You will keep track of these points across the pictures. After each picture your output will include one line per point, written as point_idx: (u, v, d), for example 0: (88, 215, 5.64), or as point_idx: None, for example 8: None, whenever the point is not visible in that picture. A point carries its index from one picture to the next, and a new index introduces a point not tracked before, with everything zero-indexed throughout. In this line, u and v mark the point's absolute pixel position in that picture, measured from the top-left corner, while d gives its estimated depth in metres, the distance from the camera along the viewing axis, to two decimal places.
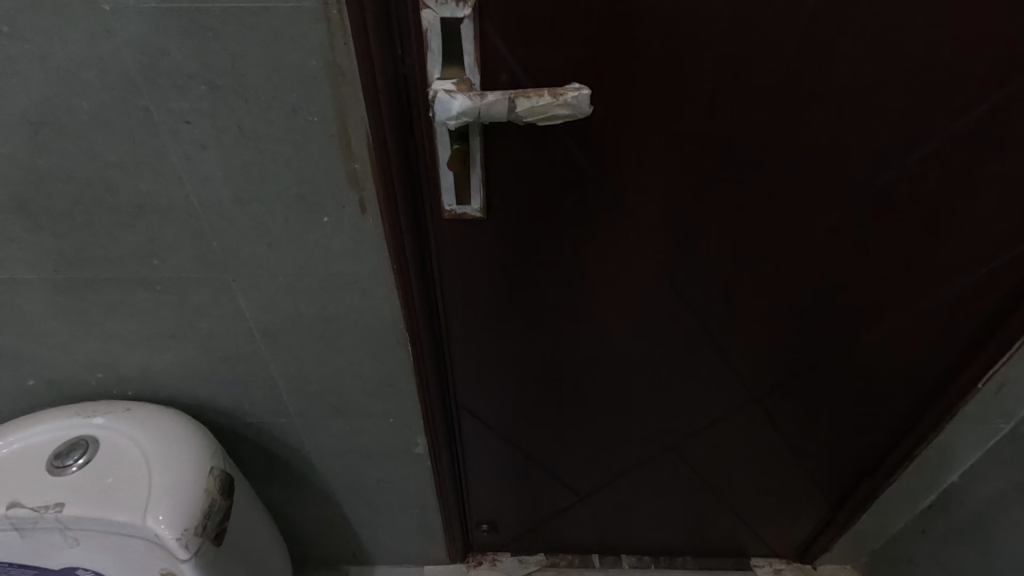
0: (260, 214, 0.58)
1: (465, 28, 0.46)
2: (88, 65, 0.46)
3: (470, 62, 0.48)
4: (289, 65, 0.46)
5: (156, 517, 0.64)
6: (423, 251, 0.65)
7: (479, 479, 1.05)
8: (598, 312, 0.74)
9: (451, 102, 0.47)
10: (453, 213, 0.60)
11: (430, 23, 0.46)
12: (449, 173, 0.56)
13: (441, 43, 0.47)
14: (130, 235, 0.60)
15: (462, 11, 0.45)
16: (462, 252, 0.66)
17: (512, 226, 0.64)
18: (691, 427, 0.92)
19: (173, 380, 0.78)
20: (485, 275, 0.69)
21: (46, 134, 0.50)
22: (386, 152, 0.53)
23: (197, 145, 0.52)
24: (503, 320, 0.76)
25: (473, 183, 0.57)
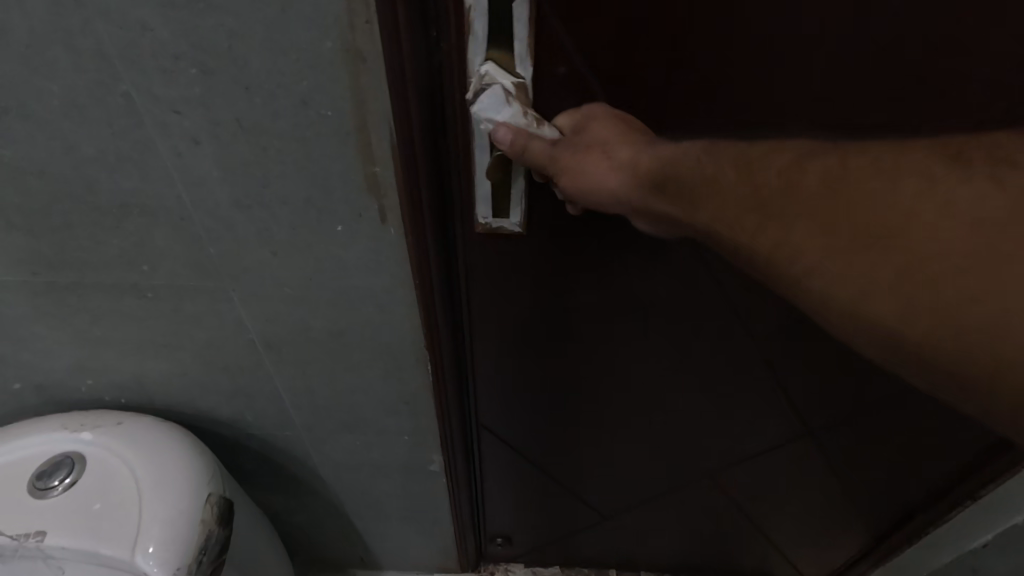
0: (263, 220, 0.49)
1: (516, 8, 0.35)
2: (54, 40, 0.37)
3: (522, 52, 0.38)
4: (298, 47, 0.37)
5: (145, 552, 0.58)
6: (450, 260, 0.57)
7: (496, 493, 0.99)
8: (640, 332, 0.66)
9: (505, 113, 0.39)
10: (487, 228, 0.54)
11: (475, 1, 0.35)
12: (486, 185, 0.49)
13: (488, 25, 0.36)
14: (115, 238, 0.52)
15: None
16: (495, 262, 0.59)
17: (551, 240, 0.57)
18: (730, 454, 0.85)
19: (169, 389, 0.72)
20: (518, 290, 0.62)
21: (11, 121, 0.42)
22: (417, 161, 0.45)
23: (190, 139, 0.43)
24: (534, 337, 0.68)
25: (513, 195, 0.51)
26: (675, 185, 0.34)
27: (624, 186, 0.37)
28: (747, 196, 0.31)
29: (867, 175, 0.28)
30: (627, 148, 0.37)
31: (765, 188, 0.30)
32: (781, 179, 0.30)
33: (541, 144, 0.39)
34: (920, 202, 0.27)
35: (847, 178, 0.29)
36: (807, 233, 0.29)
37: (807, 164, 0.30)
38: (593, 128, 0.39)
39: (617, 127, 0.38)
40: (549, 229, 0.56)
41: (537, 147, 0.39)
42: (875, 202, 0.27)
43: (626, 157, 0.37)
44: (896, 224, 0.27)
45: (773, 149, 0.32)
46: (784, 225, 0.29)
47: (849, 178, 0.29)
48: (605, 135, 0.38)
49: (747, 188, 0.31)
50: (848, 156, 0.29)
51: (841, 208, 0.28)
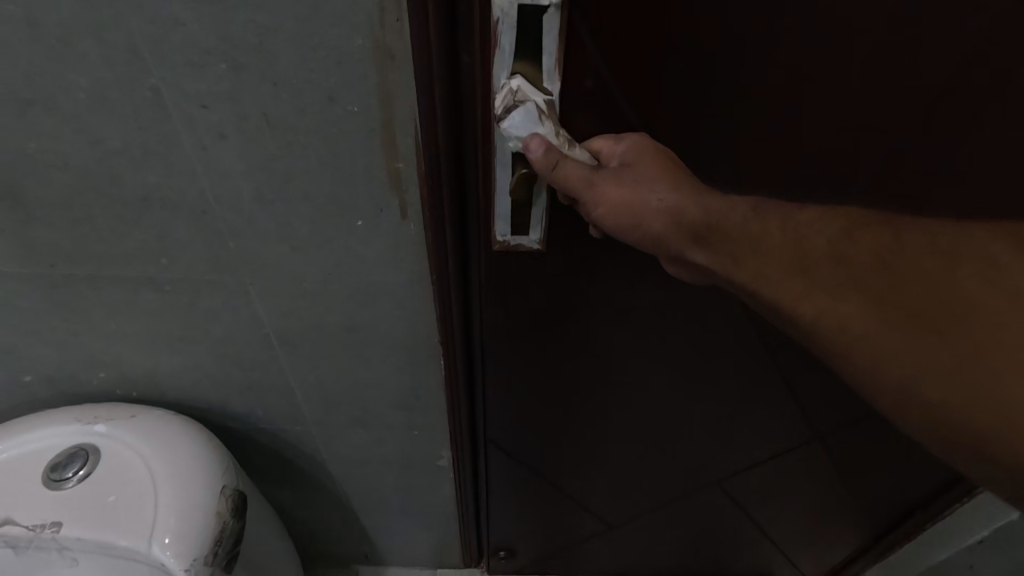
0: (284, 215, 0.50)
1: (546, 17, 0.31)
2: (86, 34, 0.37)
3: (552, 63, 0.33)
4: (328, 44, 0.38)
5: (162, 542, 0.59)
6: (466, 271, 0.56)
7: (500, 504, 0.99)
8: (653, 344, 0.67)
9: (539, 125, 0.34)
10: (506, 246, 0.51)
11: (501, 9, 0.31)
12: (507, 203, 0.47)
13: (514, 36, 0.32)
14: (135, 231, 0.52)
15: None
16: (510, 284, 0.58)
17: (570, 252, 0.55)
18: (734, 459, 0.86)
19: (180, 383, 0.72)
20: (531, 305, 0.61)
21: (38, 115, 0.42)
22: (440, 165, 0.44)
23: (215, 134, 0.43)
24: (546, 354, 0.68)
25: (535, 214, 0.48)
26: (714, 236, 0.33)
27: (660, 232, 0.35)
28: (795, 259, 0.31)
29: (917, 247, 0.31)
30: (669, 189, 0.34)
31: (816, 250, 0.31)
32: (831, 246, 0.31)
33: (579, 166, 0.34)
34: (969, 283, 0.29)
35: (898, 253, 0.30)
36: (858, 299, 0.30)
37: (857, 232, 0.32)
38: (634, 161, 0.35)
39: (656, 161, 0.35)
40: (567, 241, 0.54)
41: (574, 170, 0.34)
42: (924, 278, 0.29)
43: (666, 200, 0.34)
44: (946, 305, 0.29)
45: (824, 215, 0.33)
46: (838, 294, 0.30)
47: (900, 250, 0.31)
48: (645, 170, 0.34)
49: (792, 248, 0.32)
50: (898, 232, 0.31)
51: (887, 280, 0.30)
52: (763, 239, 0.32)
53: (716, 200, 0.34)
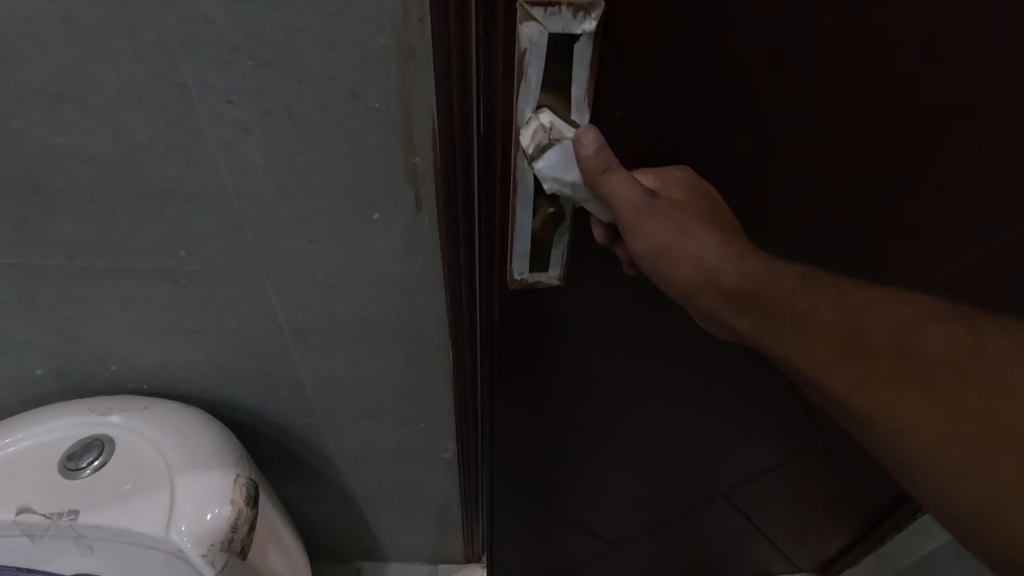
0: (304, 208, 0.52)
1: (578, 48, 0.30)
2: (119, 30, 0.39)
3: (581, 95, 0.31)
4: (352, 42, 0.40)
5: (179, 529, 0.60)
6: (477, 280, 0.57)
7: (504, 525, 1.00)
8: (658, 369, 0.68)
9: (571, 159, 0.33)
10: (524, 282, 0.53)
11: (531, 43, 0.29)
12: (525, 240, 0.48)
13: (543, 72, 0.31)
14: (156, 223, 0.54)
15: (582, 23, 0.28)
16: (523, 315, 0.59)
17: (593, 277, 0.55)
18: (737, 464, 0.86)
19: (192, 376, 0.73)
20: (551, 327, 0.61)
21: (67, 109, 0.44)
22: (453, 164, 0.46)
23: (239, 129, 0.45)
24: (555, 381, 0.69)
25: (554, 253, 0.50)
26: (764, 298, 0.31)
27: (699, 284, 0.34)
28: (848, 337, 0.30)
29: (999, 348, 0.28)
30: (718, 245, 0.33)
31: (877, 333, 0.29)
32: (894, 336, 0.29)
33: (633, 192, 0.33)
34: None
35: (982, 356, 0.28)
36: (916, 391, 0.28)
37: (927, 326, 0.29)
38: (685, 205, 0.34)
39: (709, 215, 0.34)
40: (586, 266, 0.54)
41: (625, 191, 0.32)
42: (998, 381, 0.27)
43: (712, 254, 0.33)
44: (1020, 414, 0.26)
45: (885, 298, 0.31)
46: (895, 384, 0.28)
47: (979, 350, 0.28)
48: (694, 217, 0.34)
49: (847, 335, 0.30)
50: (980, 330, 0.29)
51: (954, 377, 0.28)
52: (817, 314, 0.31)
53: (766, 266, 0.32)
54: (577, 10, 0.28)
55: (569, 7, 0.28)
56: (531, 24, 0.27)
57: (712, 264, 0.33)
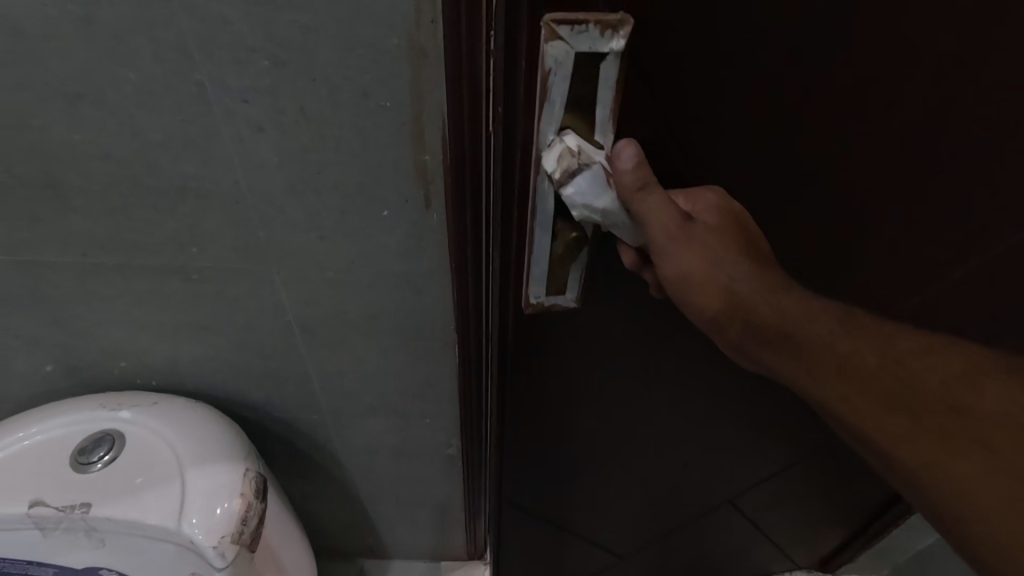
0: (315, 205, 0.53)
1: (604, 67, 0.26)
2: (138, 31, 0.40)
3: (605, 117, 0.28)
4: (365, 43, 0.41)
5: (190, 521, 0.61)
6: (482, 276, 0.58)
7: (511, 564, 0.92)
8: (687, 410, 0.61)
9: (602, 184, 0.29)
10: (540, 308, 0.39)
11: (557, 63, 0.25)
12: (544, 263, 0.35)
13: (568, 90, 0.26)
14: (169, 219, 0.55)
15: (610, 42, 0.25)
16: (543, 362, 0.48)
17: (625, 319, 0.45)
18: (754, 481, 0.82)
19: (200, 372, 0.74)
20: (575, 376, 0.51)
21: (85, 107, 0.45)
22: (464, 173, 0.48)
23: (253, 127, 0.46)
24: (578, 426, 0.60)
25: (577, 274, 0.37)
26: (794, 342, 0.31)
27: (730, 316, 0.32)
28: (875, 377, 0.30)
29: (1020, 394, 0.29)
30: (754, 280, 0.32)
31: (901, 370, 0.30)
32: (945, 389, 0.30)
33: (669, 216, 0.30)
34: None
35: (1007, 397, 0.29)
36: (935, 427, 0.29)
37: (981, 381, 0.30)
38: (722, 231, 0.31)
39: (745, 243, 0.32)
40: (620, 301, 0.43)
41: (660, 214, 0.29)
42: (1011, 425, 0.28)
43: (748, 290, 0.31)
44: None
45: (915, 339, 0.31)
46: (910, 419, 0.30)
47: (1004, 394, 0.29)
48: (726, 243, 0.32)
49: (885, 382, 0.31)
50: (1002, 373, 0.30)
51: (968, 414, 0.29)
52: (858, 361, 0.31)
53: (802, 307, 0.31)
54: (604, 26, 0.24)
55: (595, 24, 0.24)
56: (557, 44, 0.25)
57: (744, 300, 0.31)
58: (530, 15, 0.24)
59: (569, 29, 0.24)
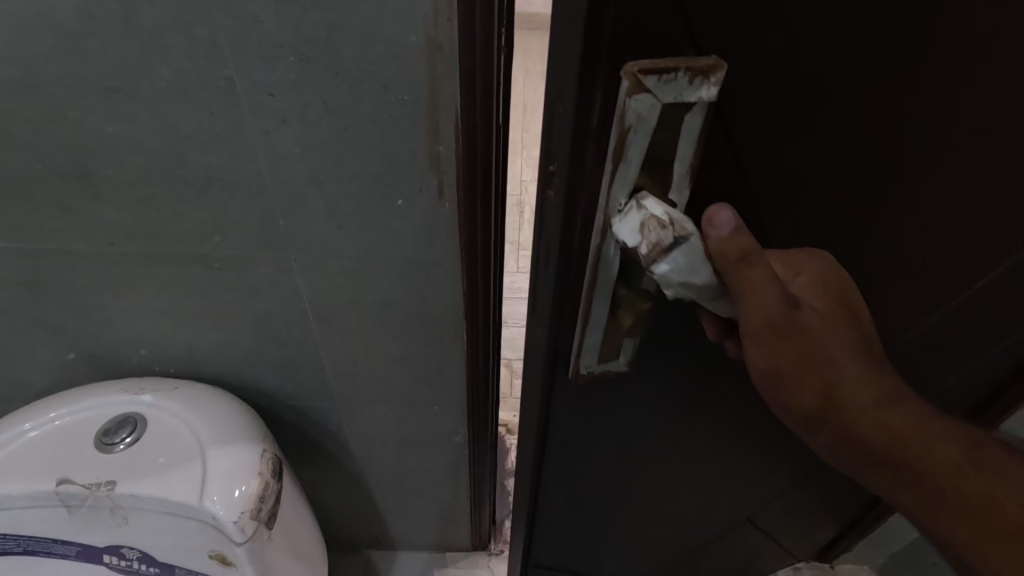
0: (334, 194, 0.55)
1: (690, 116, 0.29)
2: (174, 28, 0.43)
3: (679, 172, 0.31)
4: (386, 39, 0.44)
5: (212, 497, 0.63)
6: (489, 257, 0.62)
7: None
8: (711, 436, 0.62)
9: (699, 258, 0.31)
10: (591, 374, 0.44)
11: (640, 118, 0.28)
12: (598, 332, 0.40)
13: (648, 142, 0.29)
14: (194, 210, 0.57)
15: (699, 87, 0.27)
16: (586, 402, 0.50)
17: (660, 377, 0.49)
18: (770, 491, 0.82)
19: (217, 360, 0.76)
20: (613, 408, 0.52)
21: (121, 101, 0.47)
22: (474, 163, 0.52)
23: (278, 119, 0.49)
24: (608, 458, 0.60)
25: (628, 343, 0.42)
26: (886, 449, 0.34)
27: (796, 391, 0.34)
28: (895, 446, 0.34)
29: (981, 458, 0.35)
30: (855, 378, 0.33)
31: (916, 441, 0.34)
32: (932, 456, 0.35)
33: (770, 301, 0.31)
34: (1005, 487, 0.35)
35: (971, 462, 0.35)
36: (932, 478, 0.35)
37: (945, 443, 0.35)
38: (829, 324, 0.33)
39: (851, 335, 0.34)
40: (666, 353, 0.46)
41: (756, 293, 0.31)
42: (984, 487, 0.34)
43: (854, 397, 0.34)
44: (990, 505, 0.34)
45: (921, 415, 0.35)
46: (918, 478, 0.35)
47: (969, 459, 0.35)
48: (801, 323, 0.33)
49: (968, 490, 0.34)
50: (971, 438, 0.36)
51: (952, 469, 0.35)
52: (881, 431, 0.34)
53: (896, 415, 0.34)
54: (693, 74, 0.27)
55: (686, 74, 0.27)
56: (648, 96, 0.27)
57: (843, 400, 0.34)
58: (621, 66, 0.27)
59: (659, 79, 0.27)
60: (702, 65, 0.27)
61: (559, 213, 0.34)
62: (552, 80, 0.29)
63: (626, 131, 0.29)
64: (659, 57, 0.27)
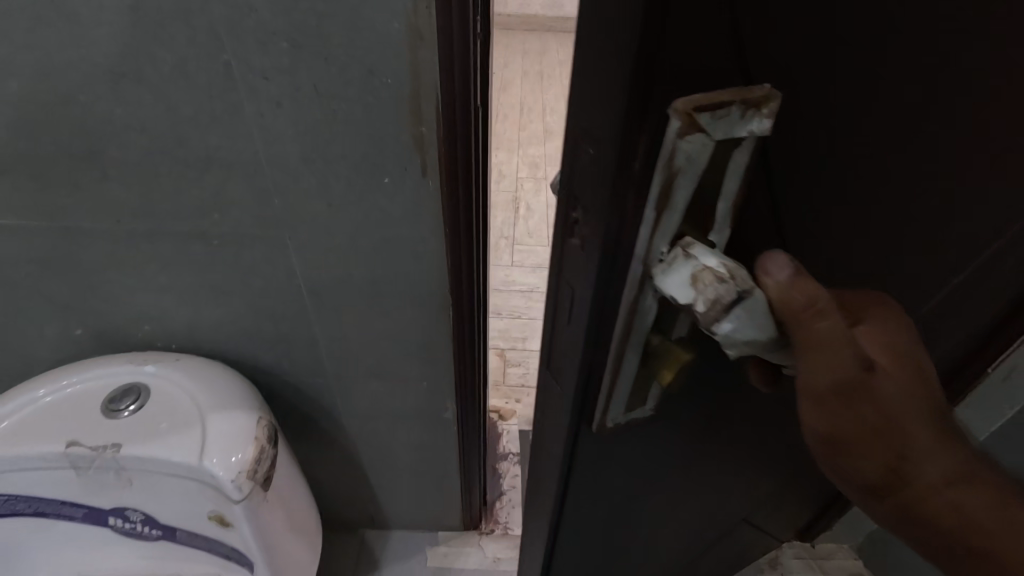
0: (325, 173, 0.60)
1: (736, 152, 0.27)
2: (177, 16, 0.47)
3: (721, 209, 0.29)
4: (371, 26, 0.48)
5: (211, 459, 0.67)
6: (472, 230, 0.67)
7: None
8: (715, 462, 0.60)
9: (767, 316, 0.28)
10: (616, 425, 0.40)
11: (691, 160, 0.25)
12: (629, 384, 0.36)
13: (694, 184, 0.27)
14: (194, 188, 0.61)
15: (750, 121, 0.25)
16: (604, 458, 0.46)
17: (672, 418, 0.47)
18: (764, 494, 0.82)
19: (216, 336, 0.80)
20: (629, 459, 0.48)
21: (127, 85, 0.52)
22: (454, 141, 0.57)
23: (272, 101, 0.53)
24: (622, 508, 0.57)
25: (655, 391, 0.39)
26: (938, 511, 0.33)
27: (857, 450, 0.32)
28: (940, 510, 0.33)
29: None
30: (917, 439, 0.32)
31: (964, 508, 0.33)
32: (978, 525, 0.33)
33: (845, 362, 0.29)
34: None
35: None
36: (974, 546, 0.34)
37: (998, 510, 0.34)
38: (904, 384, 0.31)
39: (921, 392, 0.32)
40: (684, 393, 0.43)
41: (828, 352, 0.28)
42: None
43: (914, 457, 0.32)
44: None
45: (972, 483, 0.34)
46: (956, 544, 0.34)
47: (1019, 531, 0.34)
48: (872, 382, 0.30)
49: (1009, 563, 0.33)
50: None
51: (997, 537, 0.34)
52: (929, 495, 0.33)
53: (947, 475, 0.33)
54: (745, 107, 0.25)
55: (739, 108, 0.25)
56: (700, 136, 0.25)
57: (906, 463, 0.32)
58: (671, 105, 0.24)
59: (713, 117, 0.24)
60: (754, 97, 0.25)
61: (591, 264, 0.30)
62: (578, 102, 0.26)
63: (674, 175, 0.26)
64: (711, 90, 0.24)
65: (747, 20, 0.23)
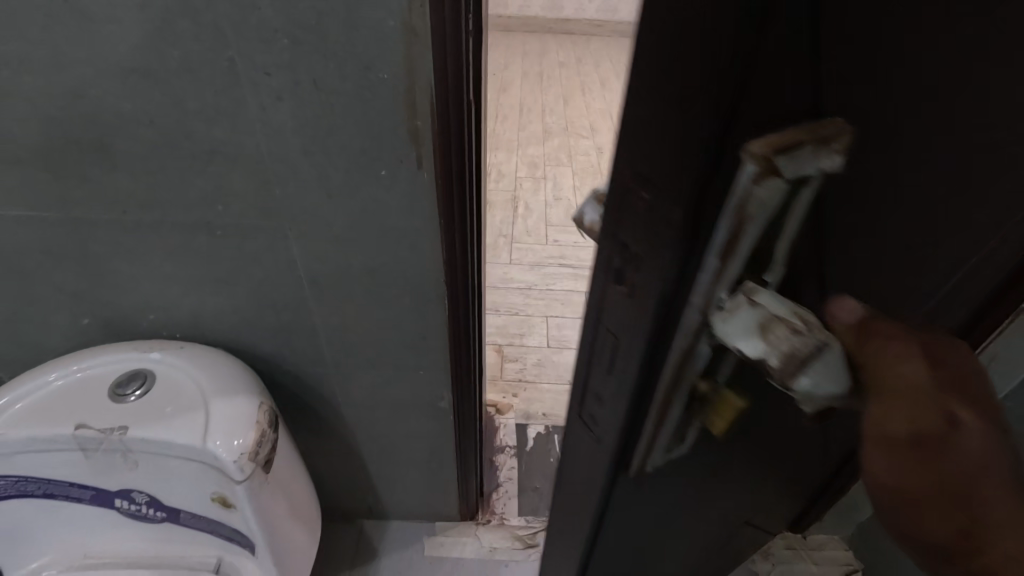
0: (324, 165, 0.62)
1: (801, 188, 0.23)
2: (183, 15, 0.50)
3: (781, 248, 0.25)
4: (368, 24, 0.51)
5: (214, 441, 0.69)
6: (466, 220, 0.70)
7: None
8: (740, 493, 0.58)
9: (833, 364, 0.23)
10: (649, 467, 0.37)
11: (766, 203, 0.21)
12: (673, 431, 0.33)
13: (761, 228, 0.23)
14: (199, 180, 0.63)
15: (823, 155, 0.21)
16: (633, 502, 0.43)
17: (706, 458, 0.43)
18: (779, 510, 0.81)
19: (219, 326, 0.83)
20: (658, 501, 0.46)
21: (136, 80, 0.54)
22: (447, 134, 0.59)
23: (274, 96, 0.56)
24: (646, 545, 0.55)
25: (694, 434, 0.35)
26: None
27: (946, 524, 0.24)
28: None
29: None
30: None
31: None
32: None
33: (923, 407, 0.23)
34: None
35: None
36: None
37: None
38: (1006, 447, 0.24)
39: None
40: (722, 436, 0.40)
41: (896, 394, 0.23)
42: None
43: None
44: None
45: None
46: None
47: None
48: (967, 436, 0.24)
49: None
50: None
51: None
52: None
53: None
54: (822, 142, 0.21)
55: (813, 145, 0.21)
56: (775, 181, 0.20)
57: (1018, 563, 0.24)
58: (747, 148, 0.20)
59: (792, 157, 0.20)
60: (828, 131, 0.21)
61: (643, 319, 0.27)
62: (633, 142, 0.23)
63: (745, 222, 0.22)
64: (788, 127, 0.20)
65: (840, 45, 0.19)
